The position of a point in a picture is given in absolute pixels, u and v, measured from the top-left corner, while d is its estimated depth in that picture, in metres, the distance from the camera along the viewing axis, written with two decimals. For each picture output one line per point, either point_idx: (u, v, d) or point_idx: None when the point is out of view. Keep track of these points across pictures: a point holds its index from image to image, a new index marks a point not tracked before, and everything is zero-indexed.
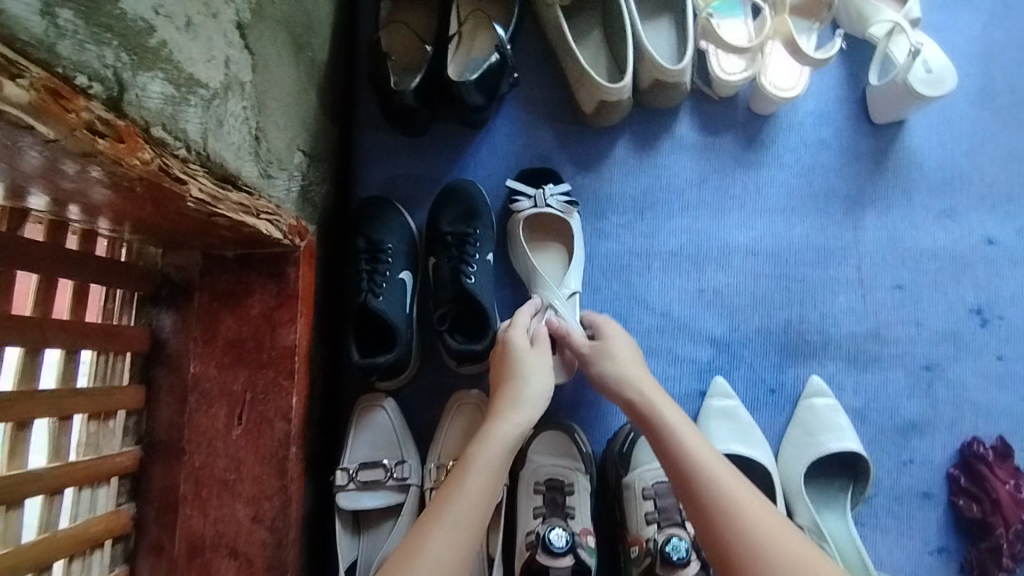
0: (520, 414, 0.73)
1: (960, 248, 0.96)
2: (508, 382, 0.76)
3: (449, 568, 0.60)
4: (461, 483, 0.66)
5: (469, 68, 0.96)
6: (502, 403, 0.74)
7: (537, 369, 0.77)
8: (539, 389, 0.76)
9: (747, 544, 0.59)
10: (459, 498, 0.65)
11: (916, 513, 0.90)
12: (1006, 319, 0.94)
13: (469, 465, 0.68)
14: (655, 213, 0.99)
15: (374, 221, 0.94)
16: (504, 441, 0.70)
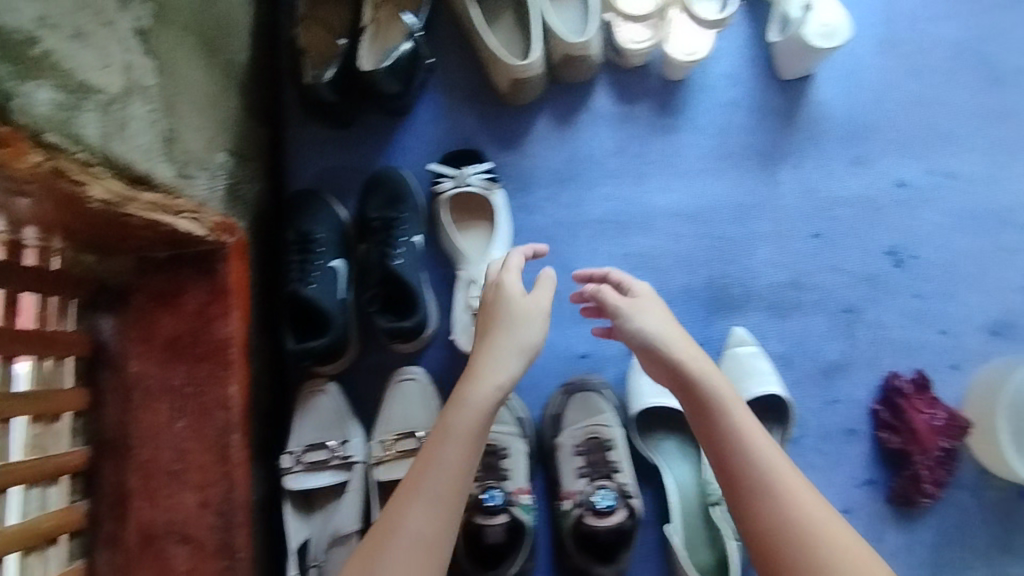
0: (495, 373, 0.72)
1: (872, 193, 0.99)
2: (495, 334, 0.75)
3: (425, 539, 0.63)
4: (437, 454, 0.67)
5: (382, 57, 0.97)
6: (482, 364, 0.72)
7: (525, 319, 0.75)
8: (525, 341, 0.74)
9: (792, 530, 0.61)
10: (435, 470, 0.66)
11: (843, 450, 0.94)
12: (920, 258, 0.97)
13: (449, 436, 0.68)
14: (578, 184, 1.02)
15: (304, 213, 0.97)
16: (479, 406, 0.69)
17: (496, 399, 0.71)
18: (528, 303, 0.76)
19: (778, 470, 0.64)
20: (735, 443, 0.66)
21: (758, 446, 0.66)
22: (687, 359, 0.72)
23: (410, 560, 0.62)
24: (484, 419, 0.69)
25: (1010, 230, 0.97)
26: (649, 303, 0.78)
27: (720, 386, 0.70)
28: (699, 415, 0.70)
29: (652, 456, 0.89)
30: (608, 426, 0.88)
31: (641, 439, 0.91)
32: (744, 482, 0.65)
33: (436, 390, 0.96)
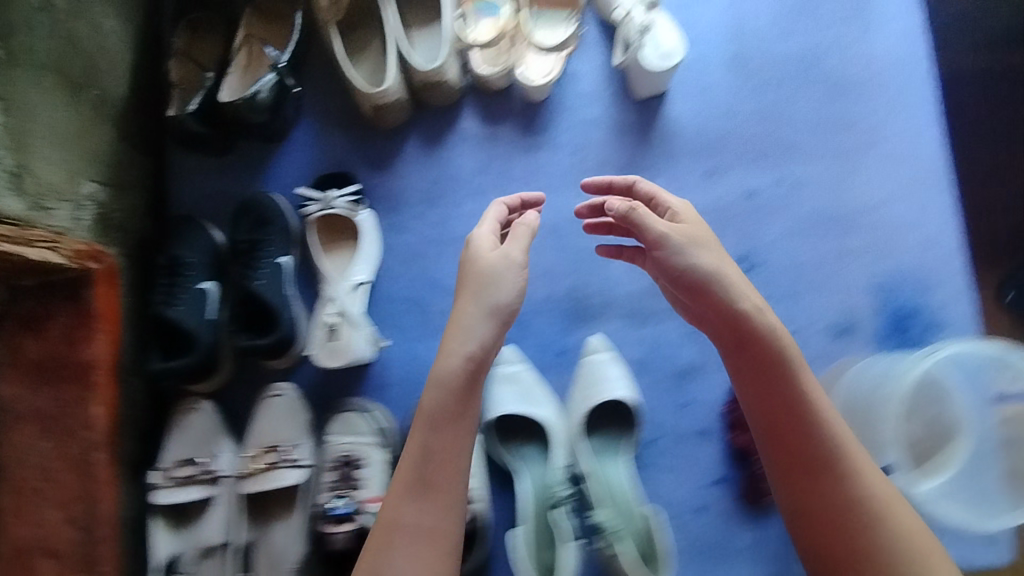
0: (462, 344, 0.72)
1: (723, 203, 1.04)
2: (466, 294, 0.75)
3: (428, 525, 0.70)
4: (423, 440, 0.71)
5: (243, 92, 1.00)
6: (459, 326, 0.73)
7: (508, 271, 0.75)
8: (493, 301, 0.73)
9: (863, 505, 0.70)
10: (417, 459, 0.71)
11: (695, 451, 0.99)
12: (768, 265, 1.02)
13: (435, 425, 0.71)
14: (445, 203, 1.07)
15: (177, 238, 1.02)
16: (446, 383, 0.71)
17: (473, 364, 0.72)
18: (504, 257, 0.76)
19: (851, 446, 0.71)
20: (806, 409, 0.72)
21: (831, 416, 0.72)
22: (757, 315, 0.72)
23: (414, 546, 0.69)
24: (463, 393, 0.71)
25: (852, 235, 1.01)
26: (686, 239, 0.75)
27: (787, 348, 0.72)
28: (753, 375, 0.74)
29: (506, 461, 0.94)
30: None
31: (501, 445, 0.95)
32: (798, 445, 0.72)
33: (306, 405, 0.99)
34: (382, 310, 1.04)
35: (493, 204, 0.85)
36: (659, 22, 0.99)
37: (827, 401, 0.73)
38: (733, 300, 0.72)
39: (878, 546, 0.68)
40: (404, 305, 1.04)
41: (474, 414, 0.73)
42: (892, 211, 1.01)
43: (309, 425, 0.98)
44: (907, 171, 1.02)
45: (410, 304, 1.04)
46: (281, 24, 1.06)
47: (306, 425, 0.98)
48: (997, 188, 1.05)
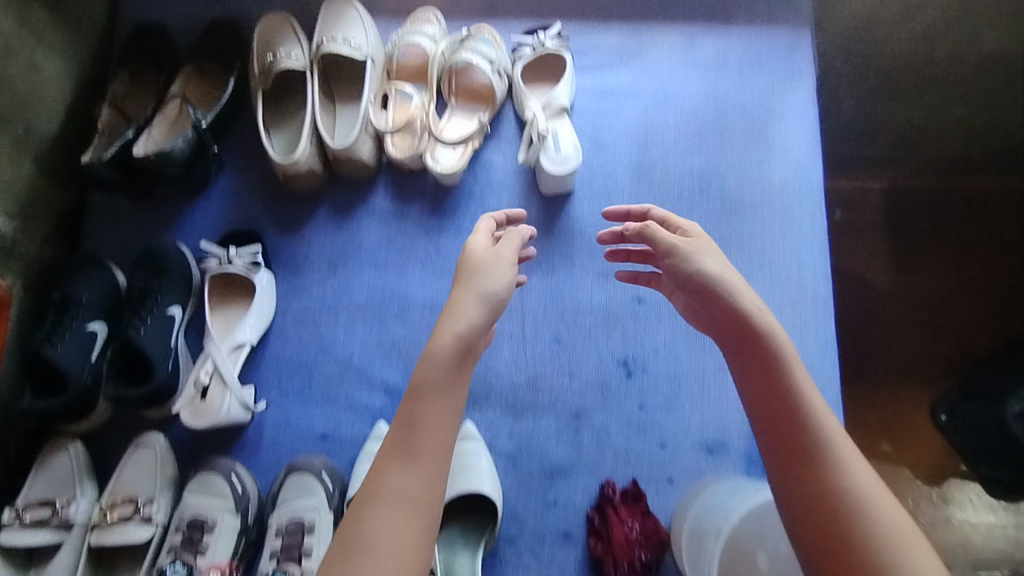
0: (452, 324, 0.71)
1: (613, 305, 1.07)
2: (464, 281, 0.75)
3: (412, 499, 0.63)
4: (415, 409, 0.68)
5: (159, 145, 1.05)
6: (463, 302, 0.73)
7: (500, 262, 0.76)
8: (485, 288, 0.74)
9: (850, 501, 0.60)
10: (413, 427, 0.67)
11: (556, 554, 0.96)
12: (649, 371, 1.03)
13: (428, 391, 0.68)
14: (346, 271, 1.09)
15: (75, 276, 1.03)
16: (443, 355, 0.69)
17: (464, 345, 0.70)
18: (501, 249, 0.79)
19: (844, 447, 0.64)
20: (799, 402, 0.66)
21: (822, 411, 0.66)
22: (753, 307, 0.72)
23: (394, 522, 0.61)
24: (459, 361, 0.70)
25: None
26: (694, 246, 0.78)
27: (780, 341, 0.70)
28: (754, 362, 0.70)
29: None
30: (314, 509, 0.93)
31: None
32: (792, 435, 0.65)
33: (174, 459, 1.00)
34: (267, 372, 1.05)
35: (486, 217, 0.88)
36: (559, 127, 1.08)
37: (821, 399, 0.67)
38: (733, 294, 0.73)
39: (868, 548, 0.57)
40: (290, 368, 1.06)
41: (464, 387, 0.71)
42: None
43: (173, 480, 0.98)
44: (789, 295, 1.06)
45: (296, 367, 1.06)
46: (211, 90, 1.13)
47: (168, 480, 0.98)
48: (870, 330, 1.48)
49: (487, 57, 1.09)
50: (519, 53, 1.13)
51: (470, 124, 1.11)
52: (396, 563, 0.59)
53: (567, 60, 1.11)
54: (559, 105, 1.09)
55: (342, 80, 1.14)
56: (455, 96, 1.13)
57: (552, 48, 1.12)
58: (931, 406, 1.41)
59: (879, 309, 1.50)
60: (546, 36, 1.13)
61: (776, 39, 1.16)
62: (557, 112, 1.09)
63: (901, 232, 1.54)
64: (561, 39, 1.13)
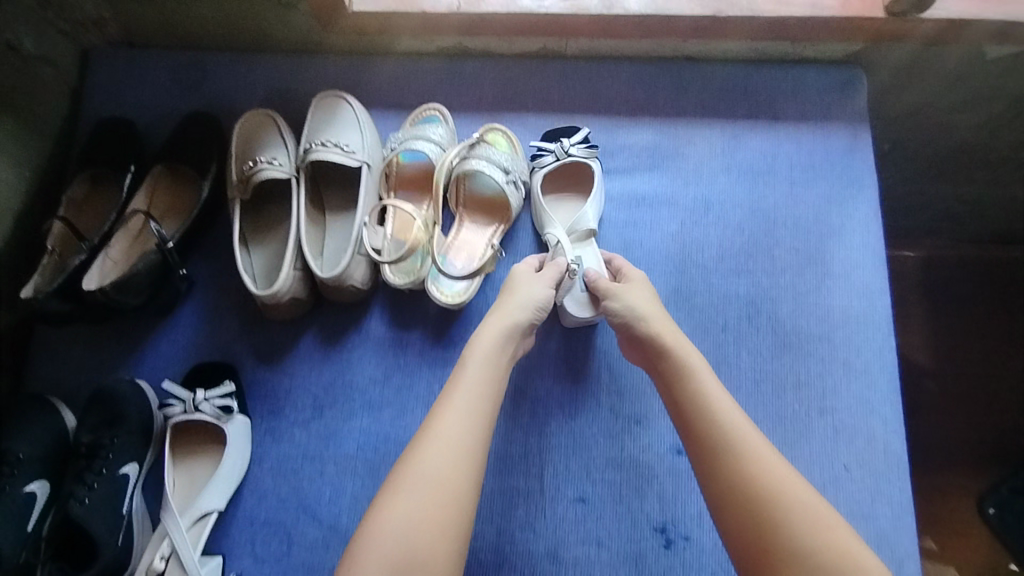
0: (510, 310, 0.81)
1: (647, 457, 0.91)
2: (504, 298, 0.84)
3: (460, 443, 0.69)
4: (463, 372, 0.75)
5: (116, 273, 0.92)
6: (508, 305, 0.82)
7: (537, 280, 0.85)
8: (521, 290, 0.84)
9: (752, 491, 0.66)
10: (464, 385, 0.74)
11: None
12: (692, 541, 0.87)
13: (468, 365, 0.76)
14: (335, 410, 0.94)
15: (11, 425, 0.88)
16: (490, 337, 0.78)
17: (505, 336, 0.79)
18: (542, 276, 0.86)
19: (753, 444, 0.69)
20: (702, 405, 0.73)
21: (730, 415, 0.72)
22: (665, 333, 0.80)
23: (443, 468, 0.67)
24: (501, 343, 0.78)
25: None
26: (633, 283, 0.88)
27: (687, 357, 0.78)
28: (667, 380, 0.78)
29: None
30: None
31: None
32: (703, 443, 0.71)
33: None
34: (240, 537, 0.89)
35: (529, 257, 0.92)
36: (586, 254, 0.96)
37: (731, 403, 0.74)
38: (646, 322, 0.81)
39: (774, 531, 0.63)
40: (266, 531, 0.90)
41: (505, 371, 0.79)
42: (839, 494, 0.89)
43: None
44: (855, 449, 0.90)
45: (272, 530, 0.90)
46: (182, 200, 1.00)
47: None
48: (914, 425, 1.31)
49: (501, 165, 0.94)
50: (539, 161, 0.99)
51: (481, 242, 0.97)
52: (443, 495, 0.66)
53: (596, 173, 0.97)
54: (587, 228, 0.96)
55: (335, 187, 1.00)
56: (463, 207, 0.99)
57: (577, 158, 0.98)
58: (979, 494, 1.26)
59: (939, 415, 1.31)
60: (570, 142, 0.98)
61: (832, 140, 1.02)
62: (585, 237, 0.96)
63: (972, 323, 1.34)
64: (588, 146, 0.99)
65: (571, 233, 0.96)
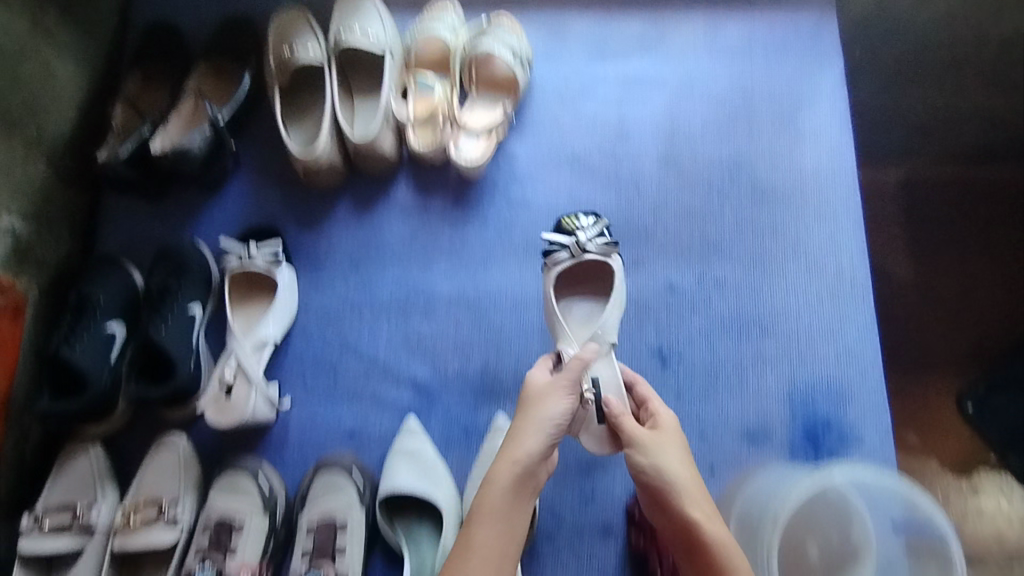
0: (518, 452, 0.77)
1: (644, 295, 1.04)
2: (513, 434, 0.79)
3: None
4: (469, 536, 0.74)
5: (175, 140, 1.04)
6: (514, 446, 0.78)
7: (550, 403, 0.79)
8: (540, 419, 0.79)
9: None
10: (471, 554, 0.72)
11: (596, 549, 0.94)
12: (683, 359, 1.01)
13: (481, 520, 0.74)
14: (369, 266, 1.07)
15: (92, 276, 1.01)
16: (504, 486, 0.76)
17: (523, 471, 0.76)
18: (546, 386, 0.82)
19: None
20: None
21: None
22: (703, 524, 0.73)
23: None
24: (514, 492, 0.76)
25: (769, 340, 1.01)
26: (656, 438, 0.79)
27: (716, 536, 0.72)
28: (688, 552, 0.73)
29: (395, 539, 0.90)
30: (347, 506, 0.90)
31: (387, 523, 0.92)
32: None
33: (197, 460, 0.97)
34: (293, 370, 1.03)
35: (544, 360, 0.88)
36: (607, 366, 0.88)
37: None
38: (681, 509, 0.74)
39: None
40: (315, 366, 1.03)
41: (519, 525, 0.76)
42: (812, 319, 1.02)
43: (197, 482, 0.96)
44: (826, 281, 1.03)
45: (320, 365, 1.03)
46: (227, 85, 1.12)
47: (193, 482, 0.95)
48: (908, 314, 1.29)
49: (511, 47, 1.08)
50: (553, 257, 0.95)
51: (495, 112, 1.08)
52: None
53: (614, 276, 0.93)
54: (604, 339, 0.89)
55: (361, 73, 1.12)
56: (476, 85, 1.11)
57: (594, 254, 0.93)
58: (959, 394, 1.26)
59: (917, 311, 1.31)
60: (586, 236, 0.94)
61: (802, 21, 1.14)
62: (603, 351, 0.88)
63: None
64: (606, 242, 0.94)
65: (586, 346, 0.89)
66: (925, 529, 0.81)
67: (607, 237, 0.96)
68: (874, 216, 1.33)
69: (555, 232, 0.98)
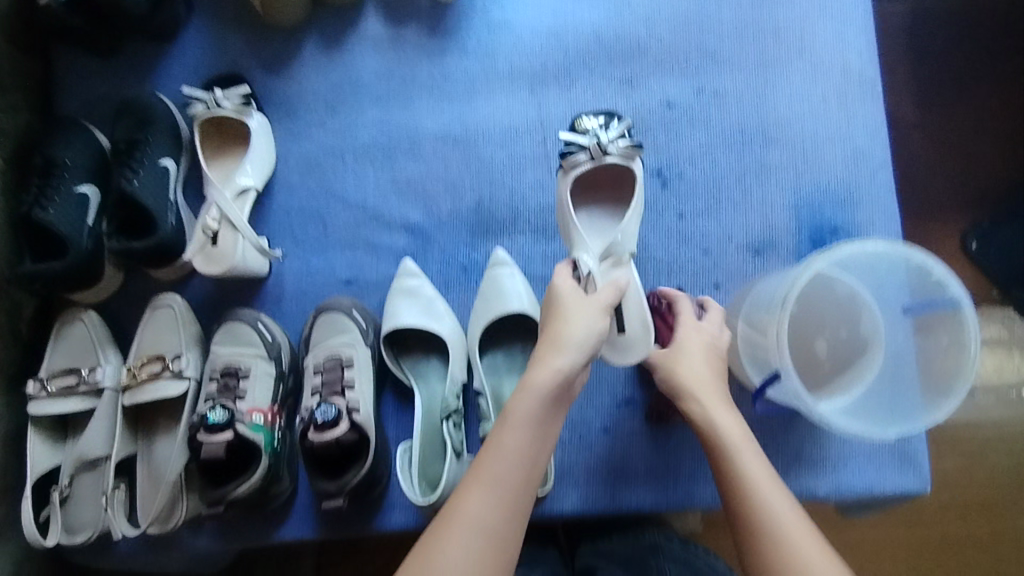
0: (556, 359, 0.70)
1: (640, 113, 0.98)
2: (545, 338, 0.72)
3: (485, 526, 0.63)
4: (497, 439, 0.68)
5: None
6: (547, 350, 0.70)
7: (580, 314, 0.71)
8: (574, 337, 0.70)
9: None
10: (495, 454, 0.67)
11: (606, 373, 0.96)
12: (685, 178, 0.97)
13: (508, 421, 0.68)
14: (346, 109, 1.00)
15: (54, 138, 0.95)
16: (538, 389, 0.68)
17: (560, 386, 0.70)
18: (577, 298, 0.73)
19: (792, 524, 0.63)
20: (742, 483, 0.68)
21: (753, 477, 0.67)
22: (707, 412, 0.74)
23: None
24: (547, 401, 0.69)
25: (772, 148, 0.96)
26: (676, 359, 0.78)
27: (720, 422, 0.73)
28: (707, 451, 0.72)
29: (403, 376, 0.90)
30: (352, 345, 0.89)
31: (394, 361, 0.91)
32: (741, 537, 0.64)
33: (195, 318, 0.95)
34: (278, 223, 0.98)
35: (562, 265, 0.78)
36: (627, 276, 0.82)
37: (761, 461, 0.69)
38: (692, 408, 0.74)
39: None
40: (302, 217, 0.98)
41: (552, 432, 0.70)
42: (818, 123, 0.96)
43: (199, 339, 0.94)
44: (834, 81, 0.96)
45: (306, 215, 0.98)
46: None
47: (194, 338, 0.93)
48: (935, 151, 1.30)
49: None
50: (573, 159, 0.87)
51: None
52: None
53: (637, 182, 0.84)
54: (624, 251, 0.82)
55: None
56: None
57: (616, 159, 0.86)
58: (960, 234, 1.27)
59: (912, 152, 1.31)
60: (608, 138, 0.86)
61: None
62: (619, 262, 0.82)
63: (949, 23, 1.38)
64: (629, 145, 0.86)
65: (604, 258, 0.82)
66: (937, 300, 0.76)
67: (628, 139, 0.88)
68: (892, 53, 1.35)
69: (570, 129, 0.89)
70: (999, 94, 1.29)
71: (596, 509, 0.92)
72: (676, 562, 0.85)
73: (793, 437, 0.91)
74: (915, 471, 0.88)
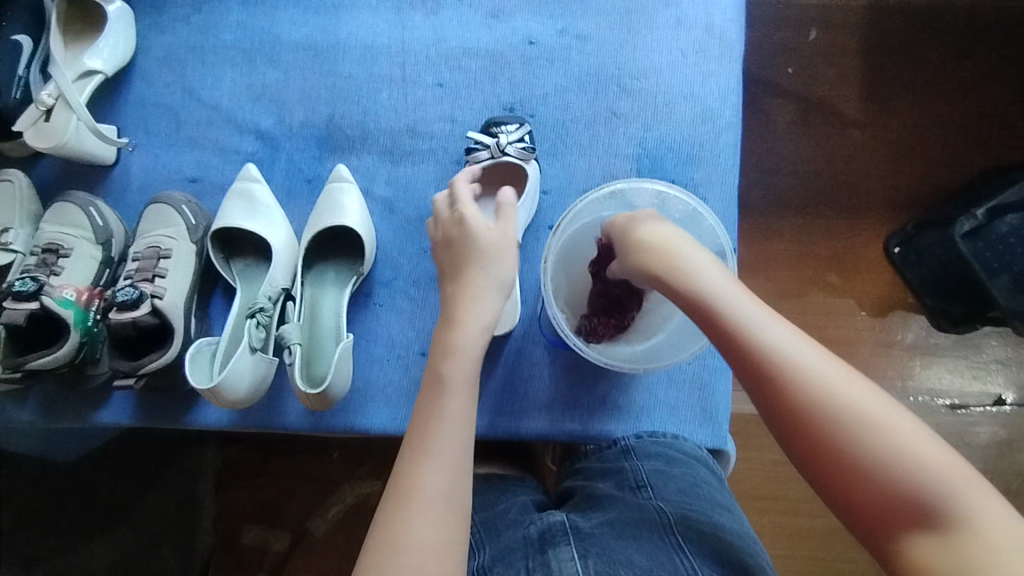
0: (474, 317, 0.70)
1: (501, 46, 0.98)
2: (470, 271, 0.72)
3: (447, 493, 0.60)
4: (439, 406, 0.65)
5: None
6: (476, 287, 0.71)
7: (502, 253, 0.73)
8: (501, 276, 0.72)
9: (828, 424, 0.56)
10: (440, 423, 0.64)
11: (430, 296, 0.95)
12: (536, 118, 0.97)
13: (449, 384, 0.66)
14: (212, 8, 1.00)
15: None
16: (470, 354, 0.68)
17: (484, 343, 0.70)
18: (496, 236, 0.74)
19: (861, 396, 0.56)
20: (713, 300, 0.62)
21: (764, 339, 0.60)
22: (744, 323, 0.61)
23: (433, 539, 0.57)
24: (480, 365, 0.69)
25: (626, 99, 0.96)
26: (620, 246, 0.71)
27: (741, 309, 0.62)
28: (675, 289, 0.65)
29: (228, 275, 0.92)
30: (174, 238, 0.90)
31: (221, 260, 0.92)
32: (844, 489, 0.55)
33: (37, 198, 0.96)
34: (133, 114, 0.99)
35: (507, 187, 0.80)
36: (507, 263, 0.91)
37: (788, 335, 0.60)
38: (728, 311, 0.61)
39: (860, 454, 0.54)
40: (156, 111, 0.99)
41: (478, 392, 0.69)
42: (673, 76, 0.96)
43: (35, 216, 0.95)
44: (695, 38, 0.96)
45: (160, 110, 0.99)
46: None
47: (31, 215, 0.95)
48: (839, 141, 1.31)
49: None
50: (474, 155, 0.92)
51: None
52: (426, 558, 0.56)
53: (528, 185, 0.91)
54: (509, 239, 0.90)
55: None
56: None
57: (512, 159, 0.91)
58: (885, 237, 1.29)
59: (815, 140, 1.31)
60: (507, 139, 0.91)
61: None
62: None
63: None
64: (526, 148, 0.92)
65: None
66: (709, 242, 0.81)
67: (527, 142, 0.93)
68: (822, 39, 1.32)
69: (480, 131, 0.94)
70: (899, 98, 1.32)
71: (402, 429, 0.91)
72: (650, 455, 0.84)
73: (603, 383, 0.95)
74: (714, 431, 0.93)
